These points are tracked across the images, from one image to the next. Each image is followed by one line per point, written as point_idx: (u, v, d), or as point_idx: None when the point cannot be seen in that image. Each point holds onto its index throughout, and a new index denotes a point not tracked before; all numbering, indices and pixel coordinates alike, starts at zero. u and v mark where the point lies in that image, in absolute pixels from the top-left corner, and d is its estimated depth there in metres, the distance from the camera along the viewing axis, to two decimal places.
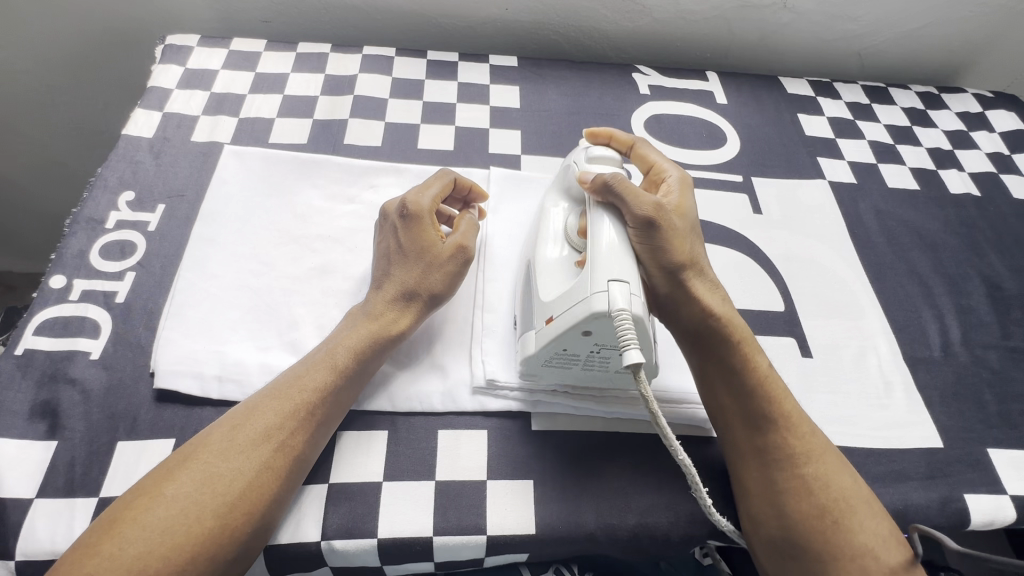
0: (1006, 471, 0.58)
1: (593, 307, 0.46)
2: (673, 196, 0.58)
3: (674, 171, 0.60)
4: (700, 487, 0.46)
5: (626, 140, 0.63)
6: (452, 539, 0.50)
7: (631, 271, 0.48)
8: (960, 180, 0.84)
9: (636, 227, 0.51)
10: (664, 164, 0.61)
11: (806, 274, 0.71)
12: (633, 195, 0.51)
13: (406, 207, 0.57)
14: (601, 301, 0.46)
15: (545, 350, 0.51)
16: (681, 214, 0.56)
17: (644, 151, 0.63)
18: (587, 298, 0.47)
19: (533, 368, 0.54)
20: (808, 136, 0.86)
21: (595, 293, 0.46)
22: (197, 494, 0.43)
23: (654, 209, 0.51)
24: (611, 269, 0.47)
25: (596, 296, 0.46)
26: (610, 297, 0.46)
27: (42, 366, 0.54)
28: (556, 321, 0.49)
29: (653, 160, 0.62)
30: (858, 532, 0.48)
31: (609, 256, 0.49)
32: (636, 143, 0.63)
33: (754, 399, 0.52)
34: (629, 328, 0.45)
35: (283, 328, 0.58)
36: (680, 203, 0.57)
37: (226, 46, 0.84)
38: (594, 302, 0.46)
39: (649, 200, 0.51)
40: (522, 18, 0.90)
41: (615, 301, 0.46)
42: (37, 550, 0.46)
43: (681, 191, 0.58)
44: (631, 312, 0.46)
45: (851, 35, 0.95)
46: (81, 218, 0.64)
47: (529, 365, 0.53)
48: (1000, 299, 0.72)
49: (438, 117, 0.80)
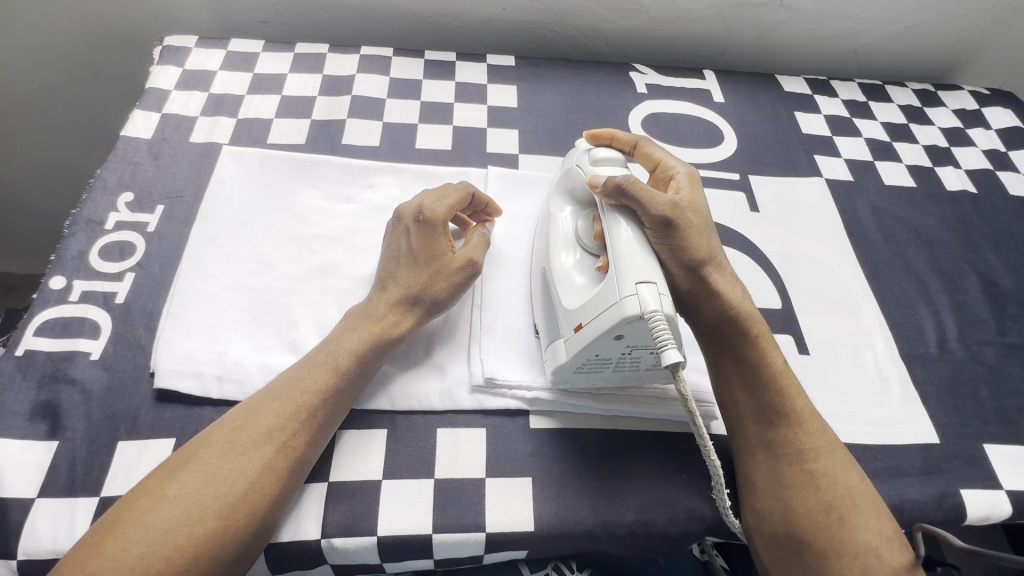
0: (1002, 466, 0.59)
1: (625, 312, 0.46)
2: (684, 193, 0.57)
3: (681, 168, 0.60)
4: (723, 487, 0.48)
5: (628, 139, 0.63)
6: (451, 537, 0.50)
7: (655, 271, 0.47)
8: (957, 178, 0.84)
9: (654, 227, 0.51)
10: (671, 162, 0.61)
11: (803, 272, 0.71)
12: (648, 196, 0.51)
13: (422, 213, 0.57)
14: (632, 305, 0.45)
15: (576, 358, 0.51)
16: (696, 210, 0.56)
17: (649, 149, 0.62)
18: (618, 303, 0.46)
19: (565, 376, 0.54)
20: (805, 134, 0.87)
21: (625, 298, 0.46)
22: (200, 494, 0.43)
23: (671, 209, 0.51)
24: (638, 272, 0.47)
25: (626, 301, 0.46)
26: (640, 300, 0.45)
27: (42, 366, 0.55)
28: (585, 328, 0.49)
29: (659, 157, 0.62)
30: (862, 531, 0.48)
31: (632, 258, 0.48)
32: (639, 141, 0.63)
33: (769, 393, 0.53)
34: (663, 327, 0.44)
35: (283, 328, 0.59)
36: (692, 200, 0.57)
37: (225, 47, 0.84)
38: (626, 307, 0.46)
39: (665, 200, 0.51)
40: (520, 18, 0.90)
41: (646, 303, 0.45)
42: (38, 550, 0.46)
43: (691, 188, 0.58)
44: (663, 312, 0.45)
45: (847, 33, 0.95)
46: (80, 220, 0.65)
47: (561, 373, 0.53)
48: (996, 296, 0.72)
49: (436, 117, 0.81)
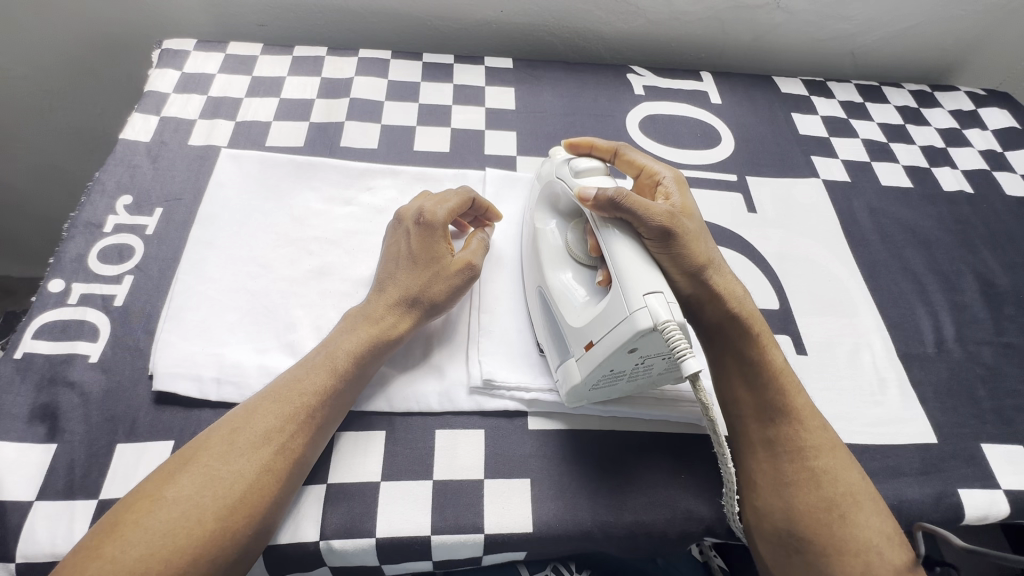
0: (1000, 466, 0.59)
1: (637, 326, 0.45)
2: (675, 198, 0.57)
3: (666, 172, 0.60)
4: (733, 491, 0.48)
5: (607, 148, 0.63)
6: (451, 538, 0.50)
7: (660, 280, 0.47)
8: (954, 178, 0.85)
9: (652, 238, 0.51)
10: (655, 167, 0.61)
11: (801, 272, 0.71)
12: (643, 208, 0.50)
13: (423, 216, 0.58)
14: (644, 318, 0.45)
15: (592, 376, 0.50)
16: (689, 215, 0.56)
17: (630, 156, 0.62)
18: (629, 318, 0.46)
19: (580, 395, 0.53)
20: (802, 135, 0.87)
21: (636, 312, 0.45)
22: (198, 496, 0.43)
23: (668, 218, 0.51)
24: (643, 283, 0.47)
25: (638, 314, 0.45)
26: (652, 312, 0.45)
27: (41, 369, 0.55)
28: (597, 346, 0.49)
29: (641, 164, 0.62)
30: (862, 528, 0.48)
31: (635, 270, 0.48)
32: (618, 148, 0.62)
33: (770, 394, 0.53)
34: (679, 337, 0.44)
35: (282, 331, 0.59)
36: (684, 205, 0.57)
37: (223, 51, 0.84)
38: (638, 321, 0.45)
39: (660, 209, 0.51)
40: (516, 20, 0.90)
41: (658, 314, 0.44)
42: (37, 553, 0.46)
43: (681, 191, 0.58)
44: (676, 321, 0.45)
45: (844, 35, 0.95)
46: (79, 223, 0.65)
47: (576, 393, 0.53)
48: (994, 296, 0.73)
49: (434, 119, 0.81)
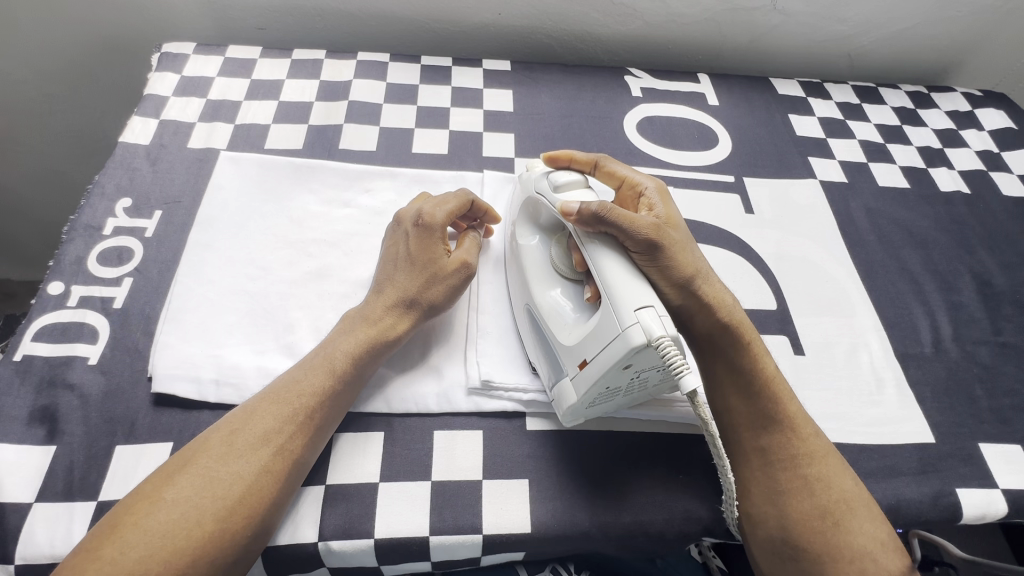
0: (997, 464, 0.59)
1: (631, 342, 0.45)
2: (658, 209, 0.57)
3: (648, 182, 0.60)
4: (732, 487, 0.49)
5: (587, 160, 0.63)
6: (450, 540, 0.50)
7: (650, 293, 0.47)
8: (950, 179, 0.85)
9: (640, 251, 0.51)
10: (635, 177, 0.61)
11: (797, 272, 0.72)
12: (628, 221, 0.50)
13: (422, 217, 0.58)
14: (637, 334, 0.45)
15: (587, 395, 0.50)
16: (674, 226, 0.56)
17: (610, 167, 0.62)
18: (622, 334, 0.46)
19: (578, 413, 0.53)
20: (799, 136, 0.87)
21: (628, 328, 0.46)
22: (198, 499, 0.43)
23: (653, 230, 0.51)
24: (634, 299, 0.47)
25: (631, 330, 0.45)
26: (644, 328, 0.45)
27: (41, 371, 0.55)
28: (591, 364, 0.49)
29: (622, 175, 0.62)
30: (857, 534, 0.48)
31: (623, 285, 0.48)
32: (598, 160, 0.63)
33: (761, 402, 0.53)
34: (675, 353, 0.44)
35: (279, 332, 0.59)
36: (669, 215, 0.57)
37: (222, 54, 0.85)
38: (632, 337, 0.45)
39: (645, 221, 0.51)
40: (513, 23, 0.91)
41: (651, 330, 0.45)
42: (36, 554, 0.47)
43: (664, 201, 0.58)
44: (670, 335, 0.45)
45: (838, 37, 0.96)
46: (78, 226, 0.65)
47: (575, 412, 0.53)
48: (991, 296, 0.73)
49: (432, 121, 0.81)
